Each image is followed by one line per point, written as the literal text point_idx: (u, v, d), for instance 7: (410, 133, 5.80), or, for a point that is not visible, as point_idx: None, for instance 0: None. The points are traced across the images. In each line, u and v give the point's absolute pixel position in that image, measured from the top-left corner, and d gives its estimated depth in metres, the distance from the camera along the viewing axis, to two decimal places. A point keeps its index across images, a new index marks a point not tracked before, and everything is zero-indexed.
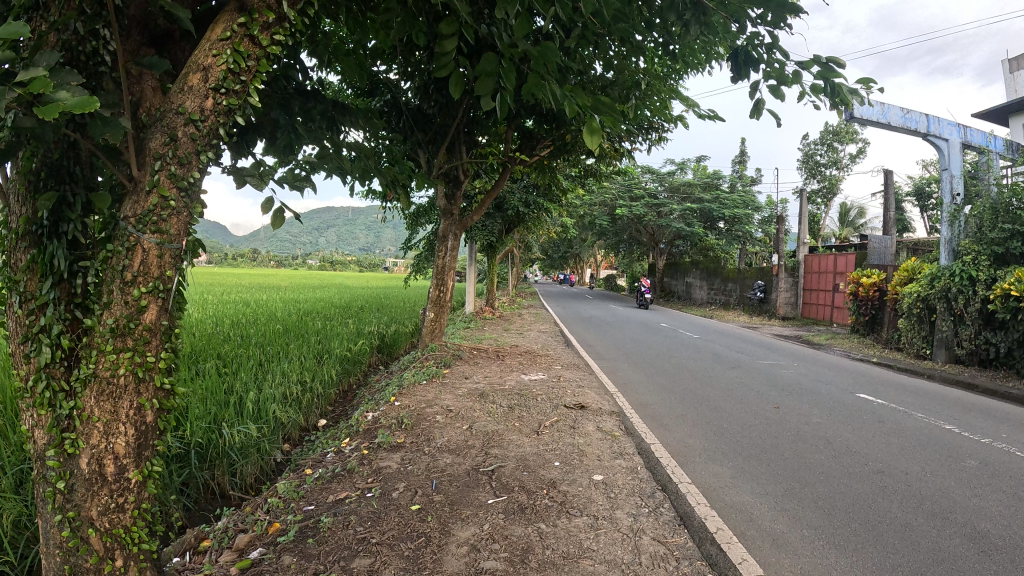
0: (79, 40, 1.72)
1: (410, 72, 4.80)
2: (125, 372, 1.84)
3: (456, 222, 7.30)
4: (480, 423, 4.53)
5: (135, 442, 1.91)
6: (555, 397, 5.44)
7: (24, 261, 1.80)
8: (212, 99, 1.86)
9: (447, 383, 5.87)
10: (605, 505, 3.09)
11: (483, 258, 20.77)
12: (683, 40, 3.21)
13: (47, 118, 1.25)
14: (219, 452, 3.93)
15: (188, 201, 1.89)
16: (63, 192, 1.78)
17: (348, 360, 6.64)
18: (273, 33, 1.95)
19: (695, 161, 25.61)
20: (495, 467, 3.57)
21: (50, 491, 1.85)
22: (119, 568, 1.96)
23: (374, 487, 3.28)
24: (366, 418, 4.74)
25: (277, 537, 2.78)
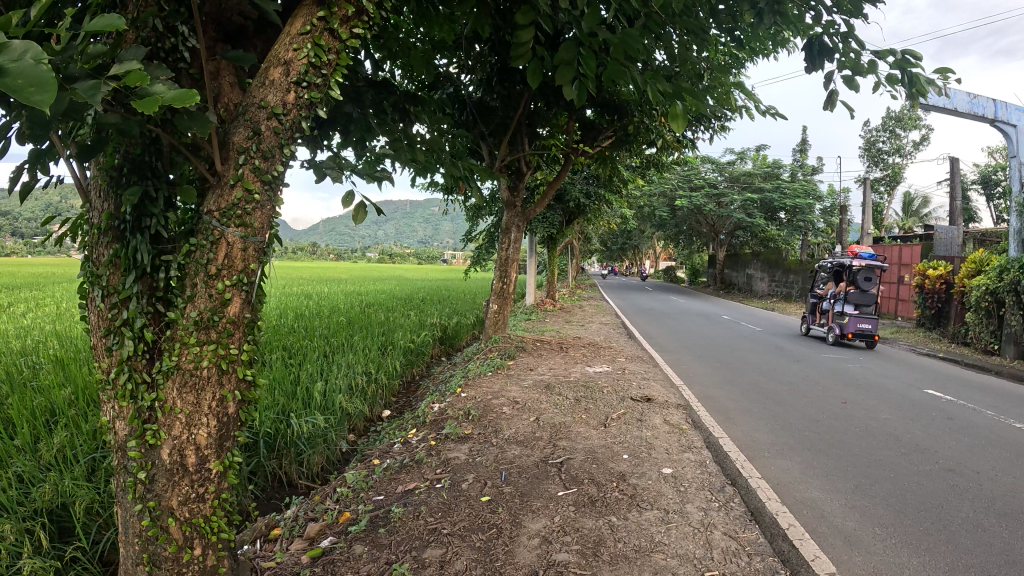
0: (159, 37, 1.77)
1: (470, 65, 4.82)
2: (208, 364, 1.88)
3: (519, 214, 7.29)
4: (548, 414, 4.53)
5: (216, 434, 1.96)
6: (622, 389, 5.41)
7: (108, 256, 1.85)
8: (295, 93, 1.88)
9: (513, 375, 5.88)
10: (676, 500, 3.06)
11: (543, 250, 20.86)
12: (754, 28, 3.15)
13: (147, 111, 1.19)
14: (287, 442, 4.02)
15: (270, 194, 1.93)
16: (146, 186, 1.82)
17: (412, 352, 6.73)
18: (352, 26, 1.96)
19: (755, 150, 25.16)
20: (564, 459, 3.57)
21: (132, 481, 1.92)
22: (199, 556, 2.02)
23: (443, 478, 3.32)
24: (432, 409, 4.80)
25: (347, 526, 2.83)
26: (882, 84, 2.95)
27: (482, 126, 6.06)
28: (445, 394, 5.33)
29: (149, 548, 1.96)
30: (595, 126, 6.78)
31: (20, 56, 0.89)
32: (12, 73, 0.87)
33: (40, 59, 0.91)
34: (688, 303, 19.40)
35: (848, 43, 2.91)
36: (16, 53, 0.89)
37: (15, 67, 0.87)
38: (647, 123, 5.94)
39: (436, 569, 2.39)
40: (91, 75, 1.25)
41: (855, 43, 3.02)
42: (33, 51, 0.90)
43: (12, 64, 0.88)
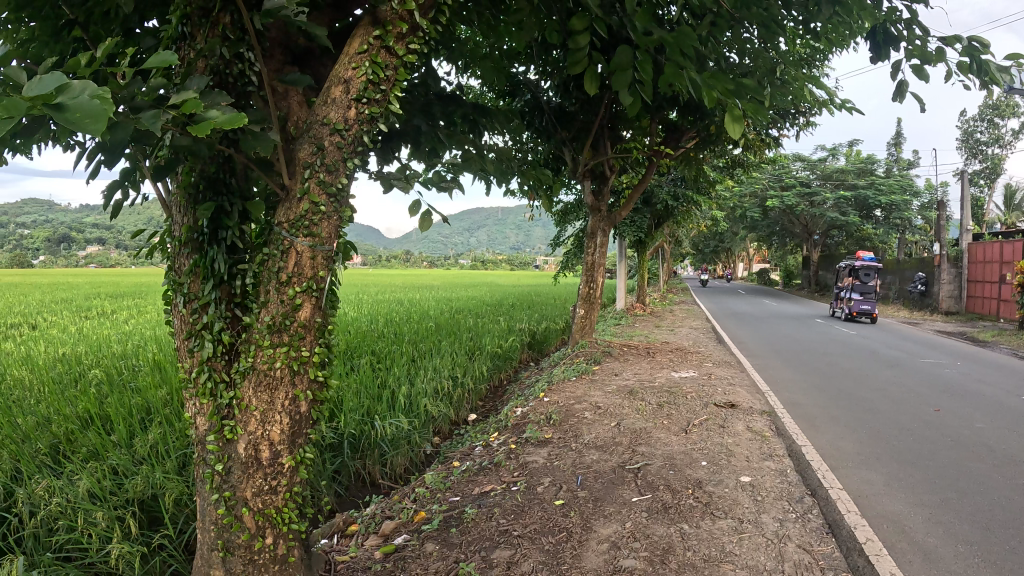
0: (226, 64, 1.82)
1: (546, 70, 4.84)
2: (281, 365, 1.95)
3: (605, 218, 7.26)
4: (629, 420, 4.50)
5: (289, 430, 2.03)
6: (706, 395, 5.31)
7: (188, 265, 1.94)
8: (355, 109, 1.92)
9: (597, 380, 5.85)
10: (751, 509, 2.98)
11: (634, 254, 20.72)
12: (822, 18, 3.04)
13: (201, 135, 1.25)
14: (371, 443, 4.13)
15: (338, 205, 1.98)
16: (220, 202, 1.90)
17: (499, 356, 6.78)
18: (408, 42, 1.98)
19: (847, 146, 24.34)
20: (642, 465, 3.54)
21: (209, 472, 2.02)
22: (270, 545, 2.09)
23: (520, 481, 3.34)
24: (515, 414, 4.84)
25: (421, 524, 2.89)
26: (951, 71, 2.82)
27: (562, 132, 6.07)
28: (528, 398, 5.35)
29: (223, 535, 2.05)
30: (677, 128, 6.67)
31: (77, 94, 0.93)
32: (72, 110, 0.92)
33: (99, 94, 0.95)
34: (781, 306, 18.83)
35: (912, 31, 2.80)
36: (74, 91, 0.94)
37: (74, 104, 0.91)
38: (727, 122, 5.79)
39: (502, 570, 2.41)
40: (154, 103, 1.33)
41: (922, 29, 2.90)
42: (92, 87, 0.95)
43: (71, 103, 0.93)
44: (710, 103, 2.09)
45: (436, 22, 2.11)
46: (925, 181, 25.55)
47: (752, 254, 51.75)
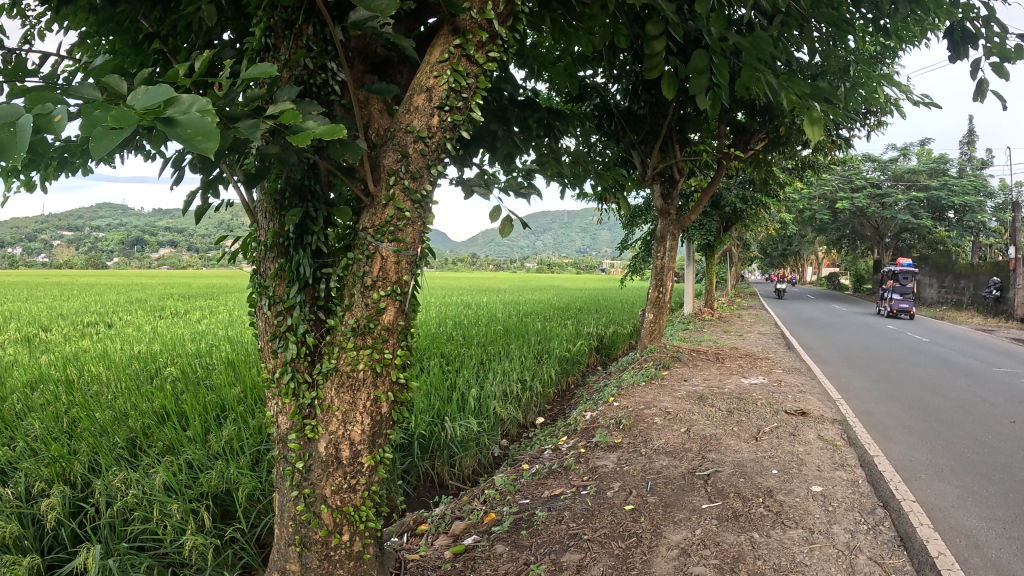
0: (310, 74, 1.87)
1: (615, 73, 4.82)
2: (364, 367, 1.98)
3: (674, 222, 7.20)
4: (699, 426, 4.44)
5: (370, 431, 2.06)
6: (776, 402, 5.20)
7: (273, 269, 2.06)
8: (438, 117, 1.94)
9: (666, 386, 5.78)
10: (822, 519, 2.92)
11: (700, 258, 20.46)
12: (897, 15, 2.96)
13: (299, 146, 1.22)
14: (441, 443, 4.17)
15: (421, 212, 2.01)
16: (306, 208, 1.98)
17: (567, 360, 6.78)
18: (488, 50, 2.00)
19: (920, 146, 23.59)
20: (712, 472, 3.49)
21: (290, 469, 2.09)
22: (346, 542, 2.13)
23: (589, 485, 3.34)
24: (584, 418, 4.83)
25: (491, 525, 2.92)
26: None
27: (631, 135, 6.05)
28: (597, 403, 5.33)
29: (302, 530, 2.10)
30: (746, 129, 6.54)
31: (186, 108, 0.94)
32: (182, 125, 0.92)
33: (205, 110, 0.96)
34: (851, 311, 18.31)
35: (991, 27, 2.70)
36: (183, 106, 0.95)
37: (184, 119, 0.92)
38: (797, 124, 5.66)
39: (572, 573, 2.41)
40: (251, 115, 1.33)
41: (1001, 25, 2.80)
42: (200, 102, 0.96)
43: (180, 117, 0.94)
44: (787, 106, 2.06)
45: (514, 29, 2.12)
46: (1003, 181, 24.54)
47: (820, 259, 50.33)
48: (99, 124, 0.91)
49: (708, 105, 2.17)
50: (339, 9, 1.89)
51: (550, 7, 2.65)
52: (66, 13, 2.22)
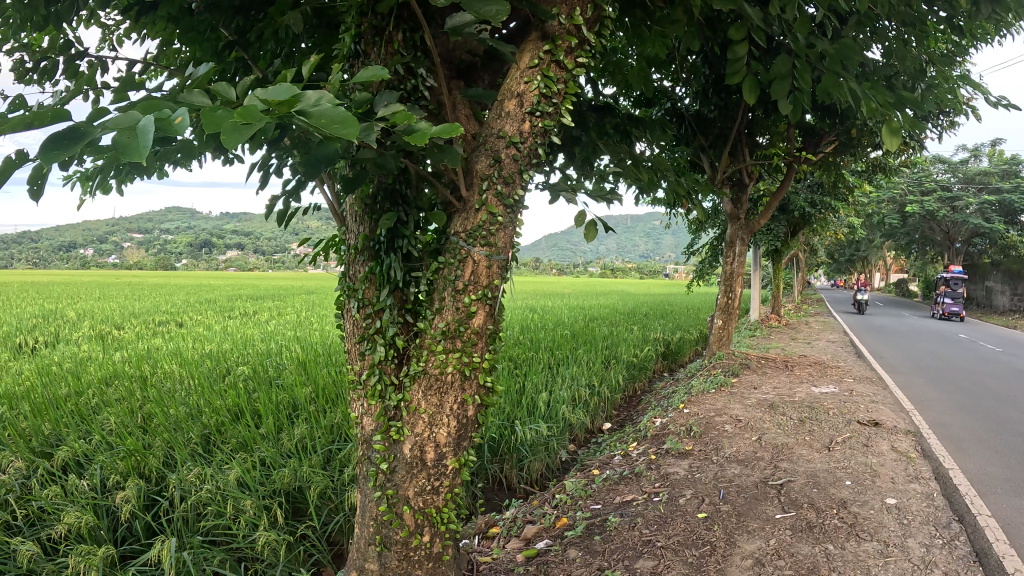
0: (400, 80, 1.88)
1: (685, 76, 4.79)
2: (452, 370, 2.03)
3: (744, 227, 7.14)
4: (770, 434, 4.38)
5: (455, 433, 2.10)
6: (849, 411, 5.09)
7: (364, 273, 2.13)
8: (529, 122, 1.97)
9: (736, 393, 5.71)
10: (897, 532, 2.84)
11: (766, 263, 20.13)
12: (979, 13, 2.86)
13: (416, 145, 1.18)
14: (511, 447, 4.21)
15: (512, 217, 2.04)
16: (397, 212, 2.01)
17: (635, 366, 6.75)
18: (577, 55, 2.01)
19: (993, 146, 22.76)
20: (785, 481, 3.44)
21: (374, 470, 2.15)
22: (427, 543, 2.16)
23: (661, 492, 3.35)
24: (654, 424, 4.82)
25: (563, 531, 2.99)
26: None
27: (700, 139, 5.98)
28: (667, 410, 5.29)
29: (383, 531, 2.15)
30: (816, 131, 6.40)
31: (315, 101, 0.97)
32: (315, 115, 0.96)
33: (332, 102, 0.99)
34: (919, 319, 17.78)
35: None
36: (312, 100, 0.98)
37: (317, 110, 0.95)
38: (871, 126, 5.51)
39: None
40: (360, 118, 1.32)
41: None
42: (324, 97, 0.99)
43: (313, 109, 0.96)
44: (868, 113, 2.03)
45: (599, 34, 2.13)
46: None
47: (885, 265, 48.92)
48: (228, 118, 0.92)
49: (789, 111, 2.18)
50: (428, 15, 1.92)
51: (627, 10, 2.65)
52: (160, 25, 2.31)
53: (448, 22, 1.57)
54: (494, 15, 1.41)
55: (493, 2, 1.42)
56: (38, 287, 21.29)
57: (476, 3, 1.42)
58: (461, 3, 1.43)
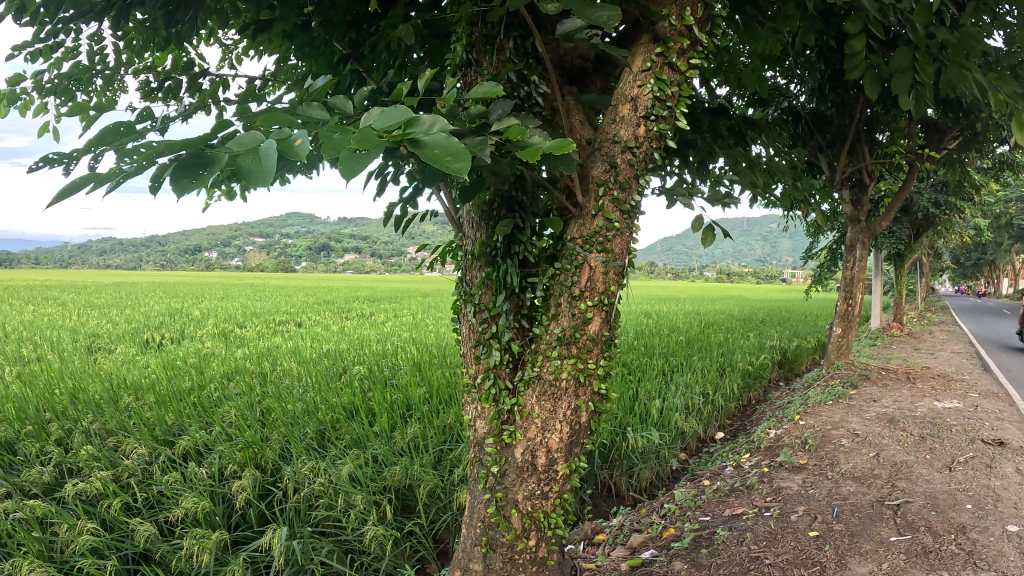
0: (513, 87, 1.93)
1: (799, 74, 4.63)
2: (567, 376, 2.05)
3: (865, 230, 6.84)
4: (889, 451, 4.17)
5: (567, 439, 2.13)
6: (976, 429, 4.78)
7: (480, 278, 2.20)
8: (644, 126, 1.96)
9: (854, 405, 5.47)
10: (1019, 563, 2.65)
11: (888, 268, 19.17)
12: None
13: (529, 161, 1.17)
14: (621, 454, 4.18)
15: (630, 222, 2.03)
16: (513, 218, 2.04)
17: (750, 375, 6.59)
18: (689, 56, 1.98)
19: None
20: (902, 502, 3.27)
21: (485, 473, 2.22)
22: (532, 547, 2.21)
23: (772, 507, 3.27)
24: (769, 435, 4.69)
25: (670, 541, 2.97)
26: None
27: (819, 138, 5.74)
28: (782, 422, 5.12)
29: (489, 532, 2.22)
30: (941, 127, 6.04)
31: (430, 129, 0.95)
32: (429, 146, 0.94)
33: (447, 130, 0.97)
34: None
35: None
36: (425, 127, 0.96)
37: (431, 140, 0.93)
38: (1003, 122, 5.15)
39: None
40: (476, 130, 1.34)
41: None
42: (440, 123, 0.97)
43: (426, 139, 0.94)
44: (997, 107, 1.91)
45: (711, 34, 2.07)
46: None
47: (1013, 271, 45.76)
48: (345, 146, 0.91)
49: (912, 103, 2.08)
50: (539, 22, 1.94)
51: (737, 7, 2.57)
52: (279, 41, 2.40)
53: (557, 30, 1.58)
54: (605, 21, 1.39)
55: (605, 8, 1.39)
56: (170, 288, 22.74)
57: (587, 9, 1.39)
58: (572, 8, 1.41)
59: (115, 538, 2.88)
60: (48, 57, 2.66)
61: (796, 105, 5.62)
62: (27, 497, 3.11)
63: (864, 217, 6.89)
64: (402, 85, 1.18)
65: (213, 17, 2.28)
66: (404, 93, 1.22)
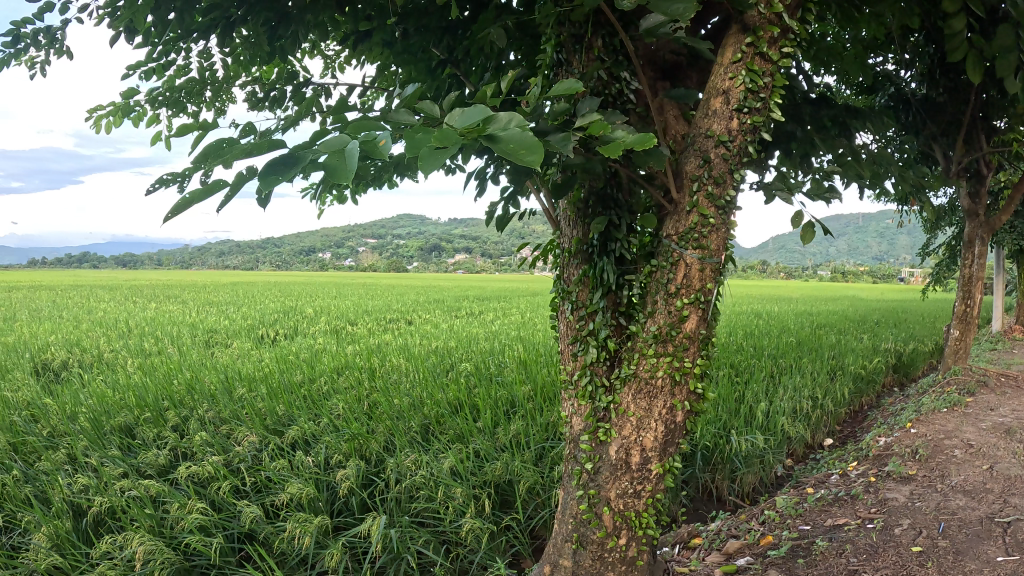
0: (604, 85, 1.95)
1: (909, 59, 4.39)
2: (662, 374, 2.04)
3: (985, 225, 6.43)
4: (1006, 464, 3.92)
5: (662, 438, 2.11)
6: None
7: (577, 275, 2.24)
8: (737, 120, 1.90)
9: (972, 414, 5.17)
10: None
11: (1015, 267, 17.91)
12: None
13: (610, 156, 1.16)
14: (723, 457, 4.09)
15: (726, 218, 1.98)
16: (608, 216, 2.07)
17: (861, 379, 6.33)
18: (781, 45, 1.90)
19: None
20: (1015, 519, 3.07)
21: (579, 469, 2.24)
22: (622, 546, 2.20)
23: (876, 519, 3.14)
24: (877, 443, 4.49)
25: (767, 549, 2.90)
26: None
27: (931, 127, 5.44)
28: (892, 430, 4.89)
29: (580, 529, 2.24)
30: None
31: (507, 125, 0.95)
32: (504, 140, 0.93)
33: (523, 126, 0.96)
34: None
35: None
36: (502, 124, 0.95)
37: (507, 134, 0.93)
38: None
39: None
40: (561, 127, 1.34)
41: None
42: (517, 118, 0.98)
43: (502, 135, 0.94)
44: None
45: (803, 21, 1.99)
46: None
47: None
48: (425, 144, 0.90)
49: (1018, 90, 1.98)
50: (627, 19, 1.93)
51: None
52: (376, 49, 2.47)
53: (640, 27, 1.60)
54: (681, 13, 1.39)
55: (680, 0, 1.40)
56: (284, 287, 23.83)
57: (662, 3, 1.41)
58: (649, 4, 1.42)
59: (223, 518, 3.04)
60: (162, 74, 2.82)
61: (907, 93, 5.34)
62: (145, 478, 3.32)
63: (986, 212, 6.48)
64: (486, 87, 1.19)
65: (312, 29, 2.37)
66: (490, 94, 1.23)
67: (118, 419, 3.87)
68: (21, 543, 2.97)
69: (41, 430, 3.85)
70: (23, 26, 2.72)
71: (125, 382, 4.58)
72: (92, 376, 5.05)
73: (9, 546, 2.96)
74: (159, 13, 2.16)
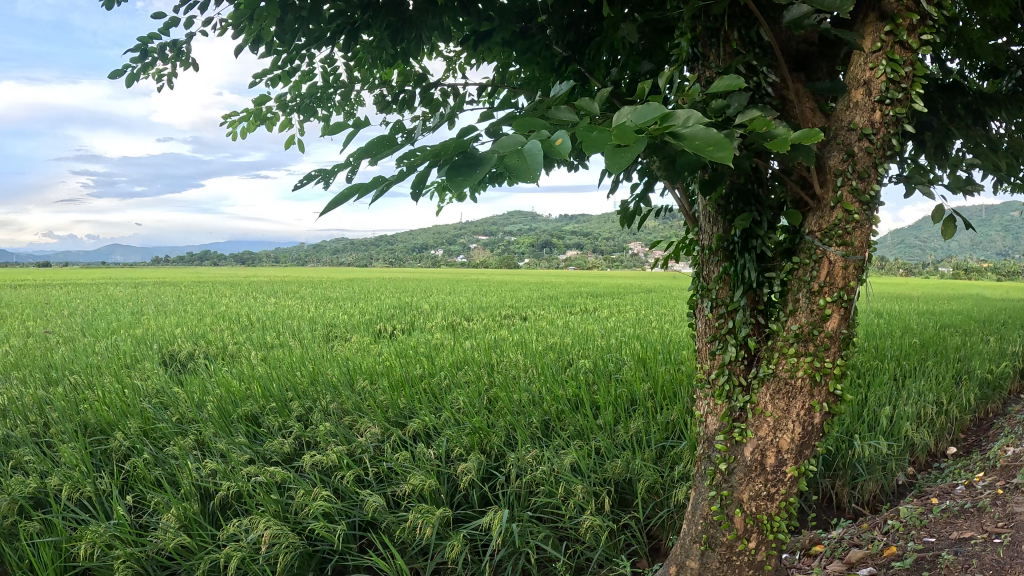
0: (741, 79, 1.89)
1: None
2: (803, 374, 2.00)
3: None
4: None
5: (799, 440, 2.07)
6: None
7: (717, 273, 2.18)
8: (880, 111, 1.84)
9: None
10: None
11: None
12: None
13: (777, 152, 1.14)
14: (845, 462, 3.95)
15: (871, 214, 1.93)
16: (749, 212, 1.99)
17: (989, 384, 5.97)
18: (921, 33, 1.79)
19: None
20: None
21: (712, 470, 2.22)
22: (751, 549, 2.19)
23: (1003, 533, 2.90)
24: (1008, 453, 4.23)
25: (890, 561, 2.82)
26: None
27: None
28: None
29: (710, 530, 2.24)
30: None
31: (687, 120, 0.95)
32: (688, 137, 0.94)
33: (702, 120, 0.96)
34: None
35: None
36: (681, 119, 0.95)
37: (690, 131, 0.93)
38: None
39: None
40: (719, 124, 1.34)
41: None
42: (695, 115, 0.97)
43: (684, 131, 0.94)
44: None
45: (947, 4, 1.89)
46: None
47: None
48: (606, 142, 0.90)
49: None
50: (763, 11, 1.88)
51: None
52: (499, 49, 2.51)
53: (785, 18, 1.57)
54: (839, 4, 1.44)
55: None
56: (393, 283, 24.57)
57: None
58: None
59: (346, 506, 3.15)
60: (287, 80, 2.95)
61: None
62: (270, 465, 3.48)
63: None
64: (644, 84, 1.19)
65: (436, 32, 2.42)
66: (646, 90, 1.22)
67: (245, 408, 4.07)
68: (151, 522, 3.15)
69: (171, 417, 4.10)
70: (151, 41, 2.90)
71: (250, 373, 4.81)
72: (219, 366, 5.33)
73: (140, 524, 3.15)
74: (285, 24, 2.27)
